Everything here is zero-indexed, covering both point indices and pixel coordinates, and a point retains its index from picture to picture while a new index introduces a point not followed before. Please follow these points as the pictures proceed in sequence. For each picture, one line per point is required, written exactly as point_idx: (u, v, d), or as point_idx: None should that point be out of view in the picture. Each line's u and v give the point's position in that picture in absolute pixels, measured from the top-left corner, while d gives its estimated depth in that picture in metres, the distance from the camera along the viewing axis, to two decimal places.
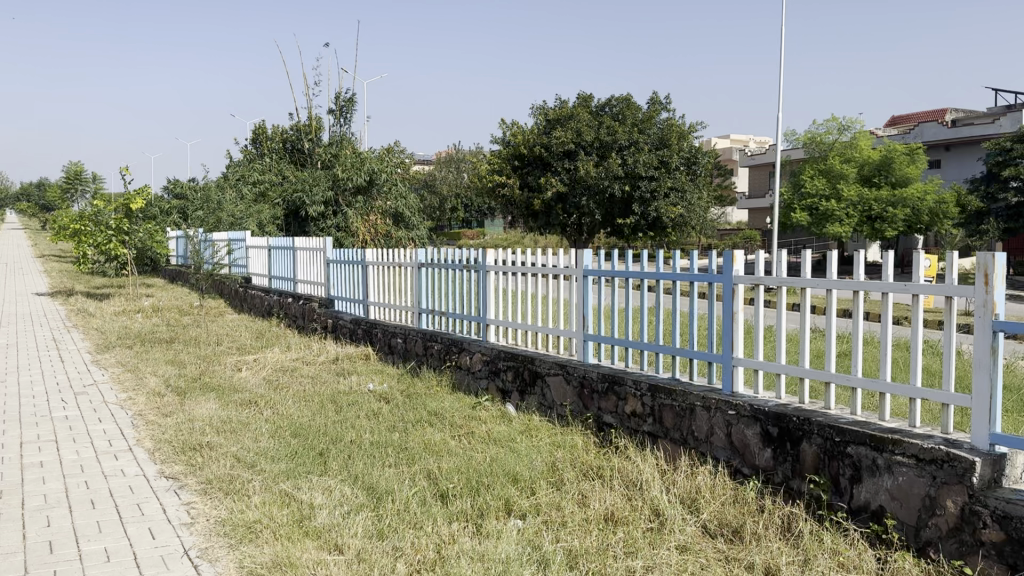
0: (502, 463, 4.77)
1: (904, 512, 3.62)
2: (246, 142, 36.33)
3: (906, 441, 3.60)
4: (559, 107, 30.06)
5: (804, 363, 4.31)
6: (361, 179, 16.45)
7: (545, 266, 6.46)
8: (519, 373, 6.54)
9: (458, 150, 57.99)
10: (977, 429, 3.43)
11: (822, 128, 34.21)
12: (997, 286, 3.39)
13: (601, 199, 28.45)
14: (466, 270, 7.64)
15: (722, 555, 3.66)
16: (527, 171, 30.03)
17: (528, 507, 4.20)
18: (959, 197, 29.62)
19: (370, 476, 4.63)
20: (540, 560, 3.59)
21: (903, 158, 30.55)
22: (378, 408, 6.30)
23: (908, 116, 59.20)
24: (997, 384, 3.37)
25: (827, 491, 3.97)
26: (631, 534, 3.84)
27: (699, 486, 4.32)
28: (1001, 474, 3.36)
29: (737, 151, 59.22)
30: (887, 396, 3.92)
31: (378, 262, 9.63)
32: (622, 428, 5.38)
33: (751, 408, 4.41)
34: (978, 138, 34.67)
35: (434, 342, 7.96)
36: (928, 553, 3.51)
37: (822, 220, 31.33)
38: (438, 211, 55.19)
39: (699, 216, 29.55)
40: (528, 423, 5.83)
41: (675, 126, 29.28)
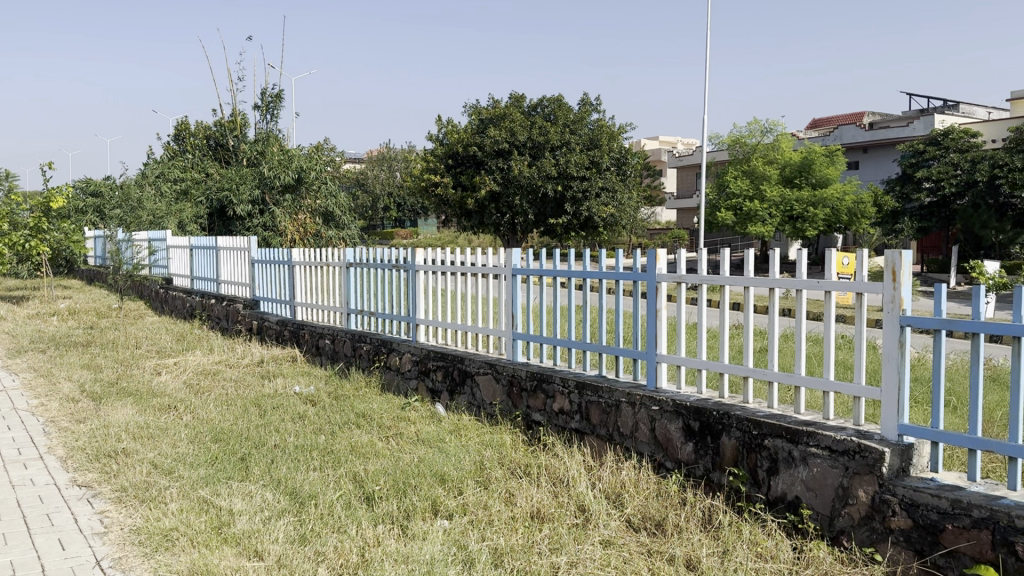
0: (430, 463, 4.74)
1: (818, 501, 3.73)
2: (168, 139, 35.14)
3: (820, 433, 3.72)
4: (492, 107, 30.05)
5: (724, 359, 4.41)
6: (289, 178, 16.11)
7: (474, 265, 6.45)
8: (449, 372, 6.51)
9: (390, 148, 57.49)
10: (886, 420, 3.57)
11: (745, 129, 35.20)
12: (903, 281, 3.53)
13: (534, 199, 28.59)
14: (396, 269, 7.56)
15: (645, 548, 3.71)
16: (461, 170, 29.86)
17: (455, 507, 4.18)
18: (876, 197, 30.79)
19: (293, 480, 4.55)
20: (465, 560, 3.58)
21: (822, 159, 31.51)
22: (304, 410, 6.20)
23: (826, 120, 61.51)
24: (904, 377, 3.50)
25: (745, 483, 4.07)
26: (556, 530, 3.87)
27: (623, 481, 4.38)
28: (907, 464, 3.51)
29: (668, 152, 60.06)
30: (801, 390, 4.04)
31: (305, 262, 9.47)
32: (550, 426, 5.42)
33: (674, 403, 4.49)
34: (894, 140, 36.11)
35: (363, 342, 7.87)
36: (842, 541, 3.63)
37: (745, 220, 31.99)
38: (370, 210, 54.45)
39: (630, 216, 30.08)
40: (458, 423, 5.80)
41: (606, 127, 29.80)
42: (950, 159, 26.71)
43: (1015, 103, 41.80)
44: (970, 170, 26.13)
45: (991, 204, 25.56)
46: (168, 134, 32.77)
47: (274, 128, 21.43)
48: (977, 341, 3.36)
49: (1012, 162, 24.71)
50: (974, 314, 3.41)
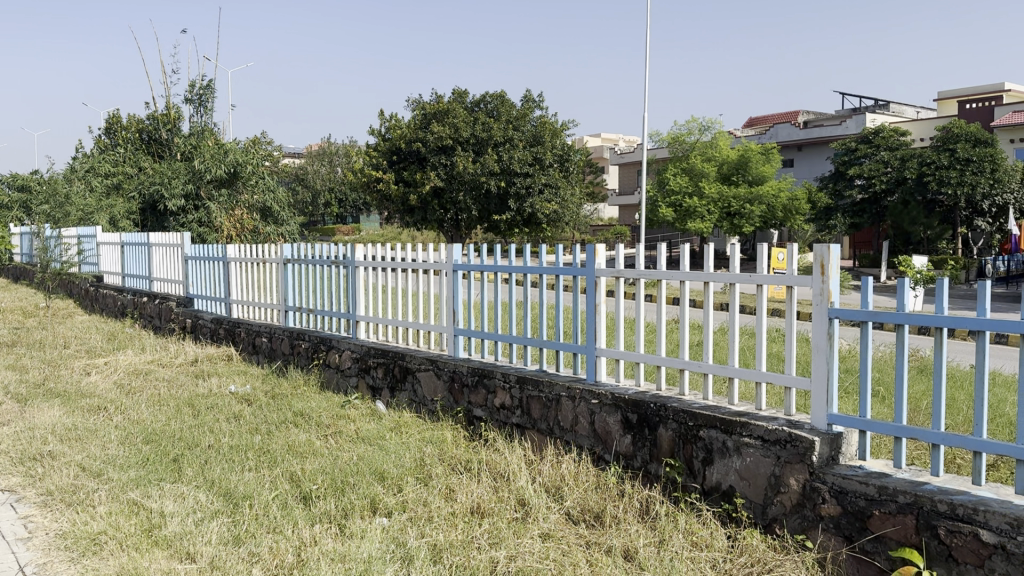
0: (369, 461, 4.69)
1: (751, 490, 3.82)
2: (98, 132, 33.92)
3: (752, 423, 3.81)
4: (435, 102, 29.71)
5: (661, 352, 4.48)
6: (222, 172, 15.72)
7: (415, 261, 6.40)
8: (390, 369, 6.45)
9: (330, 143, 56.66)
10: (816, 411, 3.66)
11: (683, 128, 35.72)
12: (832, 274, 3.64)
13: (478, 195, 28.48)
14: (334, 265, 7.46)
15: (583, 540, 3.75)
16: (403, 166, 29.51)
17: (394, 504, 4.15)
18: (810, 194, 31.64)
19: (227, 480, 4.46)
20: (404, 557, 3.57)
21: (758, 157, 32.19)
22: (239, 410, 6.07)
23: (762, 118, 62.91)
24: (834, 368, 3.61)
25: (681, 473, 4.14)
26: (495, 525, 3.87)
27: (563, 474, 4.41)
28: (836, 452, 3.61)
29: (610, 148, 60.49)
30: (734, 381, 4.13)
31: (240, 258, 9.29)
32: (492, 421, 5.42)
33: (612, 397, 4.54)
34: (827, 138, 37.09)
35: (302, 340, 7.75)
36: (774, 529, 3.72)
37: (685, 217, 32.41)
38: (310, 205, 53.53)
39: (573, 212, 30.34)
40: (398, 420, 5.75)
41: (548, 124, 29.87)
42: (881, 156, 27.54)
43: (941, 103, 43.28)
44: (900, 168, 26.95)
45: (919, 200, 26.53)
46: (99, 127, 31.69)
47: (208, 121, 20.86)
48: (901, 331, 3.47)
49: (940, 160, 25.60)
50: (899, 305, 3.53)
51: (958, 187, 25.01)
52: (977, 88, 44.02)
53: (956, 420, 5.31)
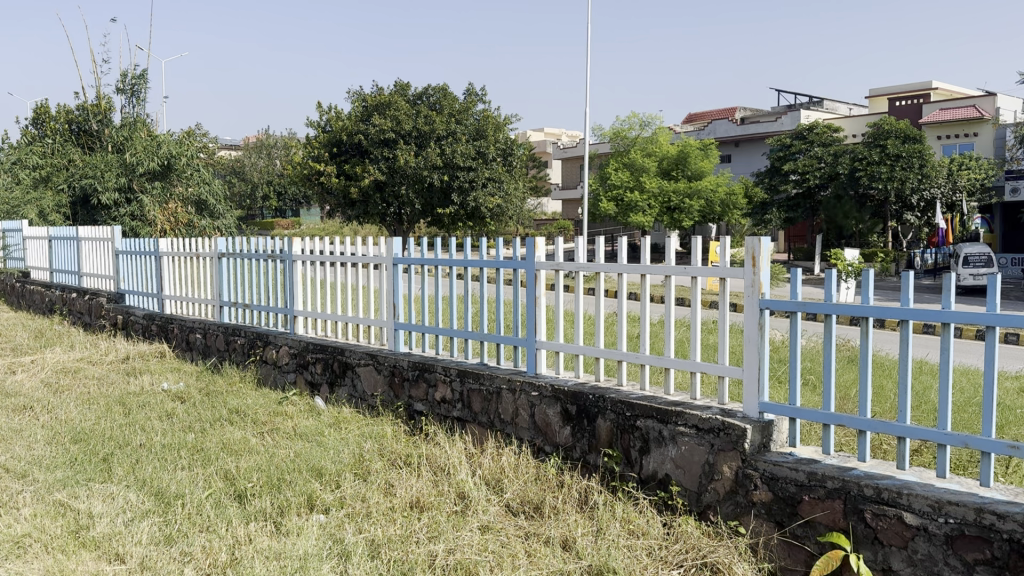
0: (307, 457, 4.63)
1: (686, 478, 3.89)
2: (24, 122, 32.55)
3: (687, 412, 3.88)
4: (376, 94, 29.37)
5: (600, 344, 4.52)
6: (156, 165, 15.33)
7: (354, 256, 6.34)
8: (329, 364, 6.38)
9: (268, 135, 55.63)
10: (748, 399, 3.76)
11: (625, 123, 36.13)
12: (763, 266, 3.73)
13: (420, 188, 28.30)
14: (270, 260, 7.32)
15: (522, 531, 3.78)
16: (344, 159, 29.07)
17: (331, 501, 4.11)
18: (747, 188, 32.33)
19: (159, 480, 4.36)
20: (341, 553, 3.54)
21: (697, 152, 32.83)
22: (172, 408, 5.93)
23: (701, 114, 63.94)
24: (764, 356, 3.71)
25: (618, 463, 4.20)
26: (435, 518, 3.87)
27: (503, 466, 4.43)
28: (768, 439, 3.70)
29: (553, 143, 60.79)
30: (671, 372, 4.20)
31: (173, 253, 9.07)
32: (432, 415, 5.41)
33: (552, 389, 4.58)
34: (762, 134, 37.94)
35: (238, 336, 7.61)
36: (708, 515, 3.80)
37: (626, 211, 32.73)
38: (248, 198, 52.44)
39: (516, 207, 30.43)
40: (338, 416, 5.69)
41: (491, 118, 29.86)
42: (815, 152, 28.23)
43: (872, 100, 44.65)
44: (833, 164, 27.68)
45: (852, 195, 27.29)
46: (25, 117, 30.49)
47: (141, 112, 20.22)
48: (829, 322, 3.57)
49: (871, 156, 26.36)
50: (827, 297, 3.62)
51: (888, 182, 25.83)
52: (905, 86, 45.55)
53: (882, 407, 5.49)
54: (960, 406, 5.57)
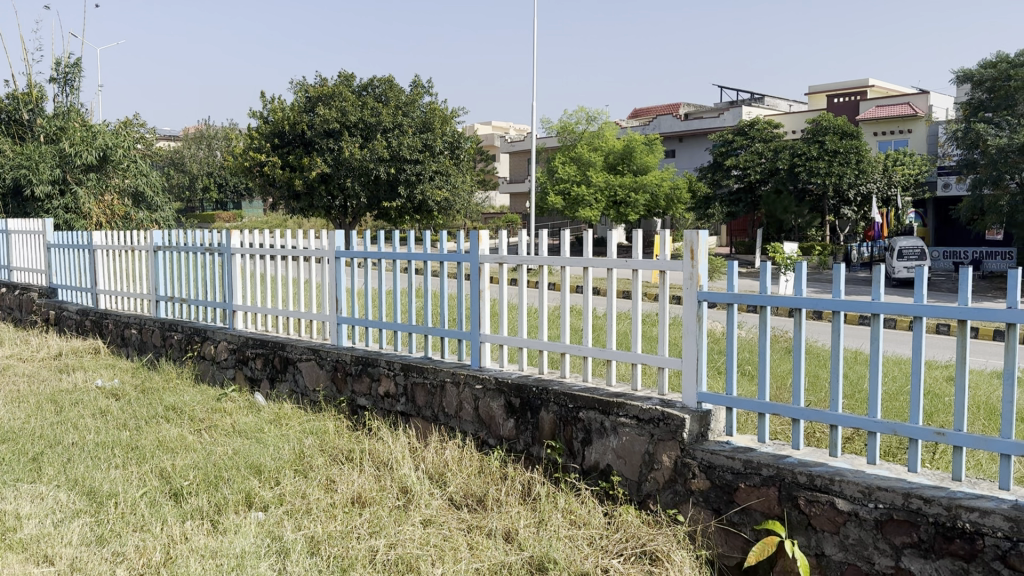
0: (245, 454, 4.55)
1: (627, 468, 3.94)
2: None
3: (628, 403, 3.93)
4: (320, 84, 28.84)
5: (543, 337, 4.54)
6: (93, 156, 14.90)
7: (295, 249, 6.24)
8: (269, 360, 6.28)
9: (209, 126, 54.40)
10: (687, 389, 3.82)
11: (572, 117, 36.32)
12: (700, 259, 3.80)
13: (366, 181, 28.00)
14: (208, 253, 7.17)
15: (464, 524, 3.78)
16: (288, 150, 28.49)
17: (270, 498, 4.05)
18: (691, 183, 32.81)
19: (92, 479, 4.24)
20: (280, 551, 3.49)
21: (642, 147, 33.18)
22: (106, 405, 5.78)
23: (646, 110, 64.66)
24: (702, 347, 3.78)
25: (561, 454, 4.24)
26: (376, 514, 3.85)
27: (446, 460, 4.42)
28: (706, 429, 3.77)
29: (499, 137, 60.67)
30: (612, 363, 4.25)
31: (106, 246, 8.81)
32: (376, 410, 5.37)
33: (496, 381, 4.59)
34: (705, 130, 38.63)
35: (174, 331, 7.45)
36: (648, 505, 3.85)
37: (573, 204, 32.91)
38: (188, 190, 51.18)
39: (463, 200, 30.33)
40: (279, 412, 5.60)
41: (438, 110, 29.65)
42: (756, 148, 28.74)
43: (810, 97, 45.71)
44: (773, 159, 28.25)
45: (790, 190, 27.91)
46: None
47: (75, 101, 19.52)
48: (765, 313, 3.65)
49: (810, 151, 26.99)
50: (761, 288, 3.70)
51: (826, 178, 26.51)
52: (842, 83, 46.74)
53: (817, 396, 5.64)
54: (891, 395, 5.76)
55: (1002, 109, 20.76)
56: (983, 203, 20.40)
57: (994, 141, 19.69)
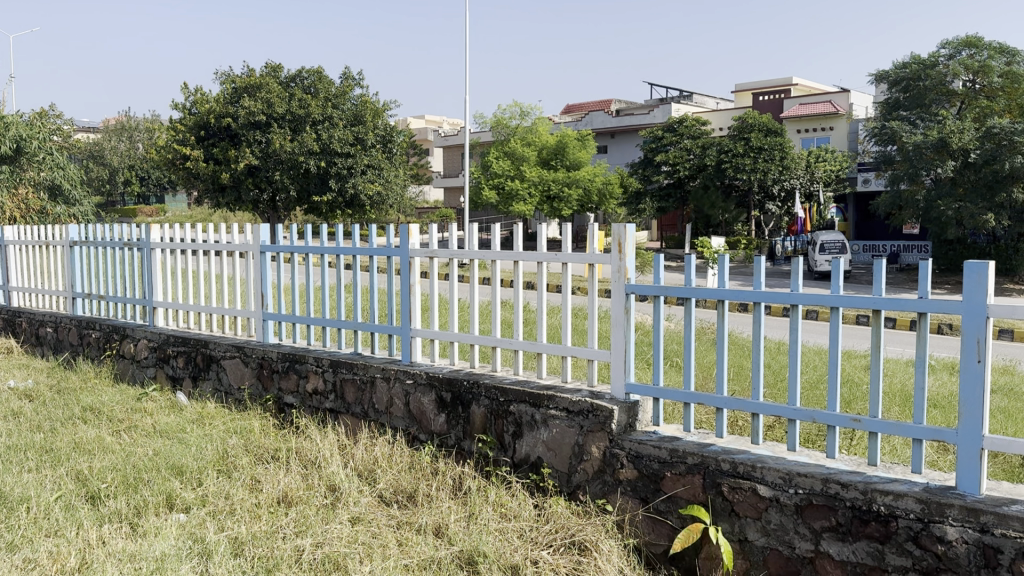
0: (166, 455, 4.42)
1: (557, 460, 3.97)
2: None
3: (558, 396, 3.96)
4: (246, 75, 28.07)
5: (474, 331, 4.52)
6: (6, 148, 14.13)
7: (219, 243, 6.08)
8: (191, 358, 6.12)
9: (130, 118, 52.73)
10: (615, 380, 3.86)
11: (505, 112, 36.40)
12: (628, 252, 3.84)
13: (296, 174, 27.52)
14: (127, 248, 6.94)
15: (394, 521, 3.76)
16: (213, 143, 27.60)
17: (193, 499, 3.95)
18: (622, 179, 33.20)
19: (2, 484, 4.06)
20: (202, 553, 3.41)
21: (575, 143, 33.46)
22: (18, 407, 5.54)
23: (579, 105, 65.20)
24: (630, 339, 3.83)
25: (492, 448, 4.25)
26: (303, 513, 3.79)
27: (376, 457, 4.37)
28: (634, 419, 3.82)
29: (433, 131, 60.37)
30: (543, 357, 4.28)
31: (19, 241, 8.44)
32: (303, 407, 5.29)
33: (427, 376, 4.56)
34: (636, 126, 39.12)
35: (92, 330, 7.19)
36: (578, 495, 3.89)
37: (508, 199, 32.97)
38: (108, 183, 49.35)
39: (396, 194, 30.09)
40: (202, 411, 5.46)
41: (369, 103, 29.32)
42: (684, 144, 29.27)
43: (737, 95, 46.79)
44: (701, 156, 28.84)
45: (718, 185, 28.51)
46: None
47: None
48: (690, 305, 3.72)
49: (735, 148, 27.68)
50: (686, 281, 3.77)
51: (751, 174, 27.27)
52: (766, 82, 48.04)
53: (740, 386, 5.78)
54: (811, 384, 5.95)
55: (915, 108, 21.70)
56: (900, 199, 21.24)
57: (910, 139, 20.46)
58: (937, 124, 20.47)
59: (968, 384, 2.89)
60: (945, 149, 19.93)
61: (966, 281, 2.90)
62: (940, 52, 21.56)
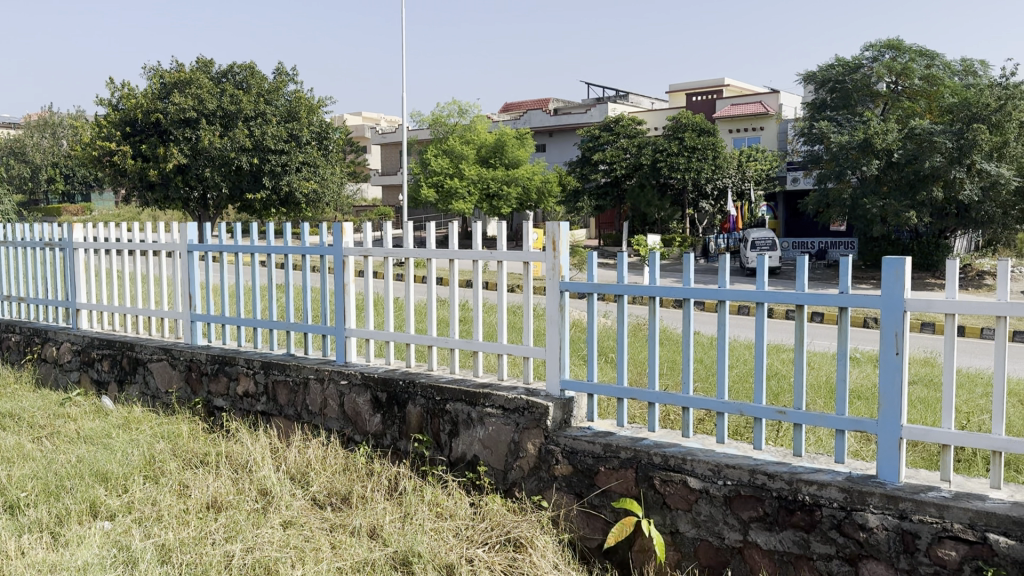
0: (89, 461, 4.28)
1: (493, 457, 3.98)
2: None
3: (494, 394, 3.97)
4: (175, 69, 27.29)
5: (409, 330, 4.50)
6: None
7: (145, 243, 5.91)
8: (117, 361, 5.94)
9: (53, 113, 50.82)
10: (550, 377, 3.90)
11: (444, 109, 36.31)
12: (562, 250, 3.88)
13: (227, 171, 26.90)
14: (49, 248, 6.71)
15: (328, 524, 3.72)
16: (140, 139, 26.73)
17: (117, 506, 3.84)
18: (560, 177, 33.40)
19: None
20: (127, 561, 3.32)
21: (513, 141, 33.57)
22: None
23: (516, 104, 65.40)
24: (564, 336, 3.86)
25: (428, 447, 4.23)
26: (233, 518, 3.72)
27: (309, 459, 4.31)
28: (569, 415, 3.86)
29: (370, 127, 59.77)
30: (479, 355, 4.28)
31: None
32: (234, 410, 5.19)
33: (362, 376, 4.52)
34: (574, 125, 39.37)
35: (11, 333, 6.92)
36: (514, 492, 3.91)
37: (447, 197, 32.76)
38: (29, 182, 47.42)
39: (333, 192, 29.69)
40: (128, 416, 5.30)
41: (303, 99, 28.81)
42: (621, 143, 29.64)
43: (672, 95, 47.56)
44: (637, 155, 29.23)
45: (654, 184, 29.00)
46: None
47: None
48: (622, 302, 3.77)
49: (670, 147, 28.13)
50: (619, 278, 3.82)
51: (686, 172, 27.85)
52: (700, 82, 48.97)
53: (674, 381, 5.89)
54: (741, 377, 6.10)
55: (841, 109, 22.48)
56: (828, 197, 21.90)
57: (837, 139, 21.12)
58: (862, 124, 21.16)
59: (887, 375, 3.00)
60: (870, 149, 20.57)
61: (885, 276, 3.00)
62: (863, 55, 22.33)
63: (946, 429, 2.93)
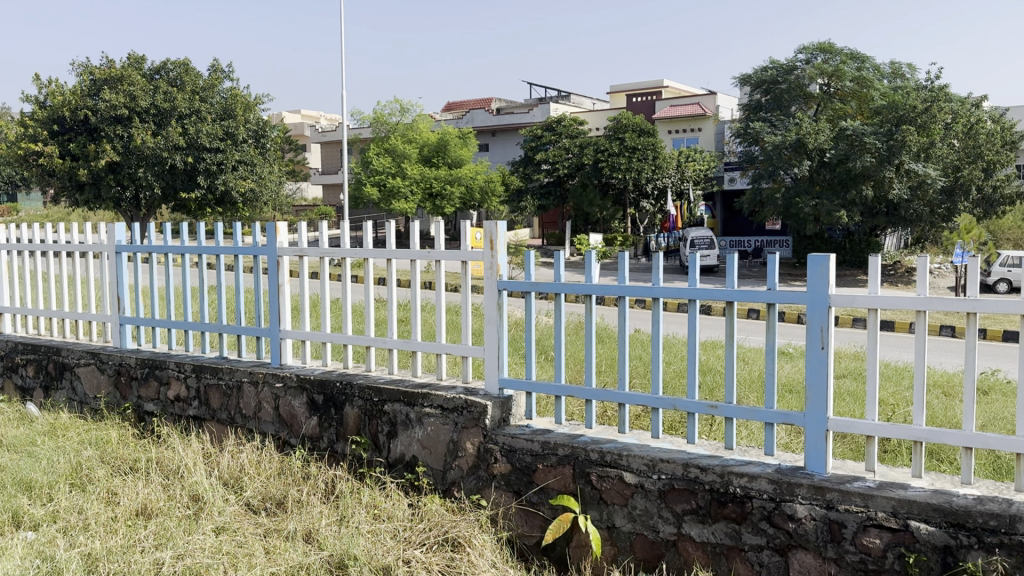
0: (12, 471, 4.15)
1: (431, 458, 3.97)
2: None
3: (432, 394, 3.96)
4: (106, 65, 26.50)
5: (346, 330, 4.46)
6: None
7: (71, 243, 5.73)
8: (42, 366, 5.75)
9: None
10: (488, 376, 3.91)
11: (385, 108, 36.06)
12: (499, 249, 3.89)
13: (161, 170, 26.24)
14: None
15: (261, 529, 3.67)
16: (69, 138, 25.74)
17: (42, 516, 3.73)
18: (503, 177, 33.44)
19: None
20: (51, 571, 3.22)
21: (456, 141, 33.52)
22: None
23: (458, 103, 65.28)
24: (502, 334, 3.88)
25: (366, 449, 4.20)
26: (163, 525, 3.64)
27: (243, 464, 4.24)
28: (507, 414, 3.87)
29: (310, 125, 58.98)
30: (417, 355, 4.26)
31: None
32: (165, 415, 5.07)
33: (298, 378, 4.47)
34: (515, 125, 39.55)
35: None
36: (453, 492, 3.91)
37: (389, 197, 32.32)
38: None
39: (271, 191, 29.17)
40: (54, 422, 5.14)
41: (240, 97, 28.24)
42: (563, 143, 29.91)
43: (612, 96, 48.08)
44: (579, 155, 29.46)
45: (596, 184, 29.23)
46: None
47: None
48: (559, 300, 3.80)
49: (611, 148, 28.43)
50: (556, 277, 3.85)
51: (626, 172, 28.18)
52: (640, 83, 49.63)
53: (612, 378, 5.96)
54: (678, 374, 6.21)
55: (775, 110, 23.03)
56: (762, 196, 22.37)
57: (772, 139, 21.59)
58: (795, 125, 21.70)
59: (814, 368, 3.09)
60: (803, 150, 21.11)
61: (810, 272, 3.09)
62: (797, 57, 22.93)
63: (870, 420, 3.03)
